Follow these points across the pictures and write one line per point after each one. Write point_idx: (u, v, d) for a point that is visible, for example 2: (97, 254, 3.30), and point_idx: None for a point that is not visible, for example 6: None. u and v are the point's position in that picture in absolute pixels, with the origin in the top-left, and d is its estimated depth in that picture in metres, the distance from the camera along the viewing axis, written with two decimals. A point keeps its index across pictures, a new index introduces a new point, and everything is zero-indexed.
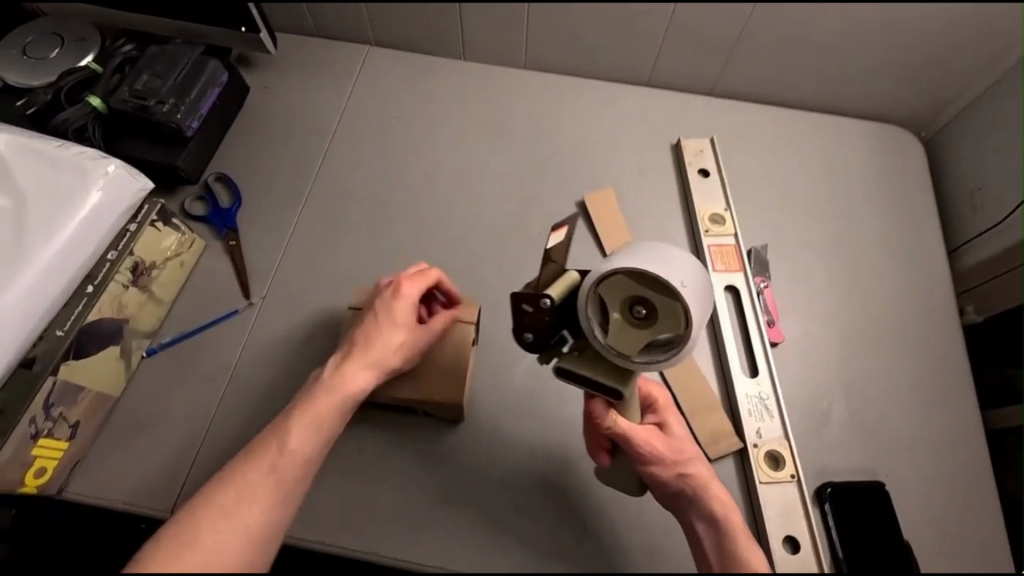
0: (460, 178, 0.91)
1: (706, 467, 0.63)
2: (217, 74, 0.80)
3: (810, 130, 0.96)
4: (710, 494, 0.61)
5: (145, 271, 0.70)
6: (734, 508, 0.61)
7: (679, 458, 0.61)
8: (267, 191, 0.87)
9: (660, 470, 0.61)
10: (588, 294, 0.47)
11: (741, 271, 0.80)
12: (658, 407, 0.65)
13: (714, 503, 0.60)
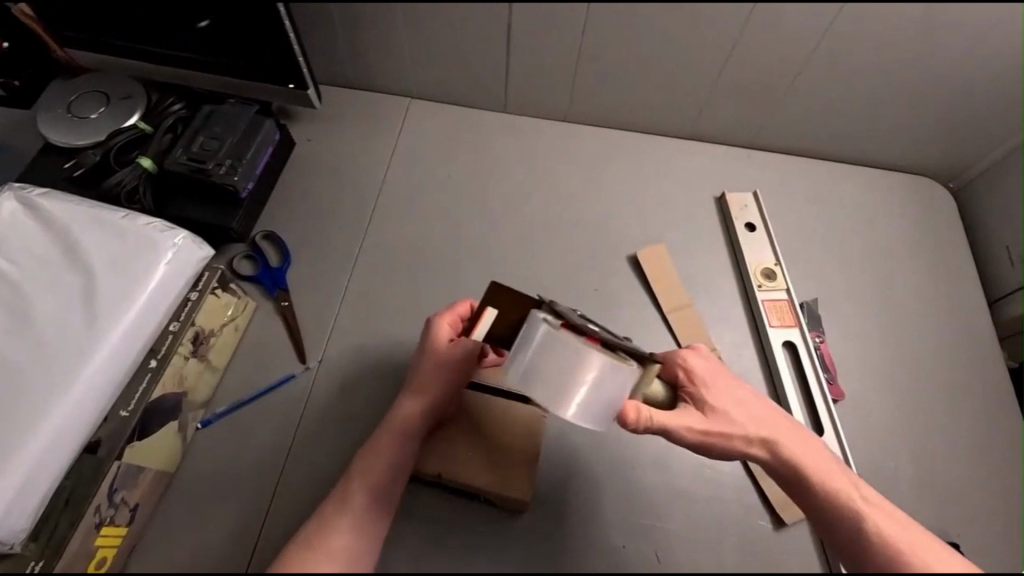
0: (509, 229, 0.91)
1: (747, 415, 0.65)
2: (271, 134, 0.80)
3: (848, 178, 0.98)
4: (762, 441, 0.64)
5: (205, 341, 0.69)
6: (783, 433, 0.65)
7: (721, 427, 0.63)
8: (317, 249, 0.86)
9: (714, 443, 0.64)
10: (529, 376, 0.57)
11: (797, 326, 0.82)
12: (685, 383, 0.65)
13: (769, 449, 0.64)
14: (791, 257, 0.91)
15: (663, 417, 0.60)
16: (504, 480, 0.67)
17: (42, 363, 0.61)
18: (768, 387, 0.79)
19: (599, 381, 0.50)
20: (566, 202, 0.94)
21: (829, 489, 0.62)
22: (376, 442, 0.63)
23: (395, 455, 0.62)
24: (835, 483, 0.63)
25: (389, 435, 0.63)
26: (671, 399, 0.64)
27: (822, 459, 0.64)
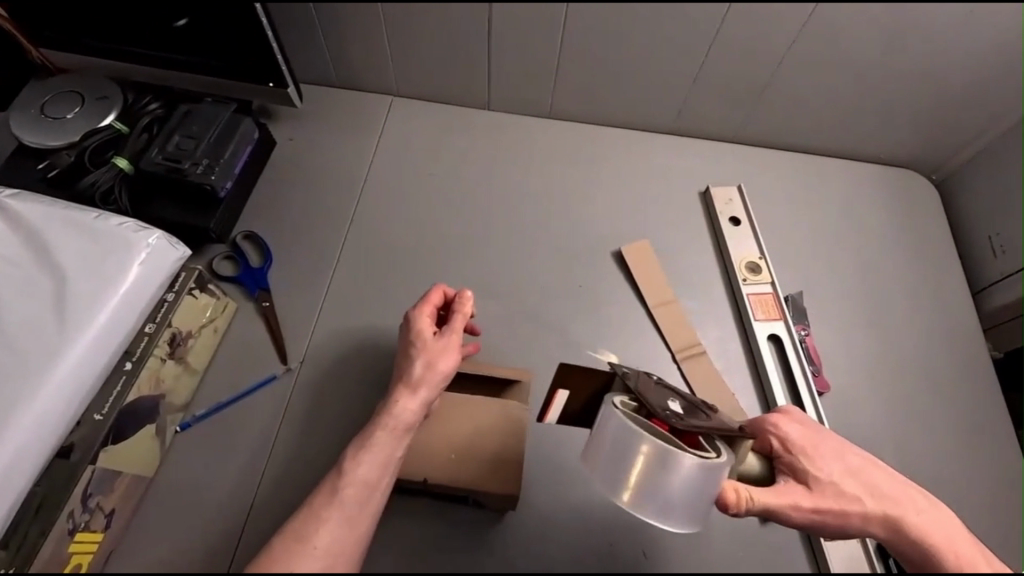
0: (493, 227, 0.90)
1: (860, 488, 0.59)
2: (249, 132, 0.79)
3: (833, 172, 0.98)
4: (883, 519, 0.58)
5: (182, 342, 0.68)
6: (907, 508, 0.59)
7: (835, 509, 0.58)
8: (298, 249, 0.85)
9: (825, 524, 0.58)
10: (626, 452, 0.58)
11: (782, 319, 0.82)
12: (784, 452, 0.60)
13: (886, 526, 0.58)
14: (777, 251, 0.90)
15: (764, 497, 0.56)
16: (489, 480, 0.65)
17: (12, 367, 0.60)
18: (753, 381, 0.79)
19: (686, 475, 0.50)
20: (551, 198, 0.93)
21: (963, 564, 0.56)
22: (369, 440, 0.58)
23: (388, 451, 0.58)
24: (961, 553, 0.57)
25: (385, 436, 0.58)
26: (768, 472, 0.60)
27: (943, 526, 0.59)
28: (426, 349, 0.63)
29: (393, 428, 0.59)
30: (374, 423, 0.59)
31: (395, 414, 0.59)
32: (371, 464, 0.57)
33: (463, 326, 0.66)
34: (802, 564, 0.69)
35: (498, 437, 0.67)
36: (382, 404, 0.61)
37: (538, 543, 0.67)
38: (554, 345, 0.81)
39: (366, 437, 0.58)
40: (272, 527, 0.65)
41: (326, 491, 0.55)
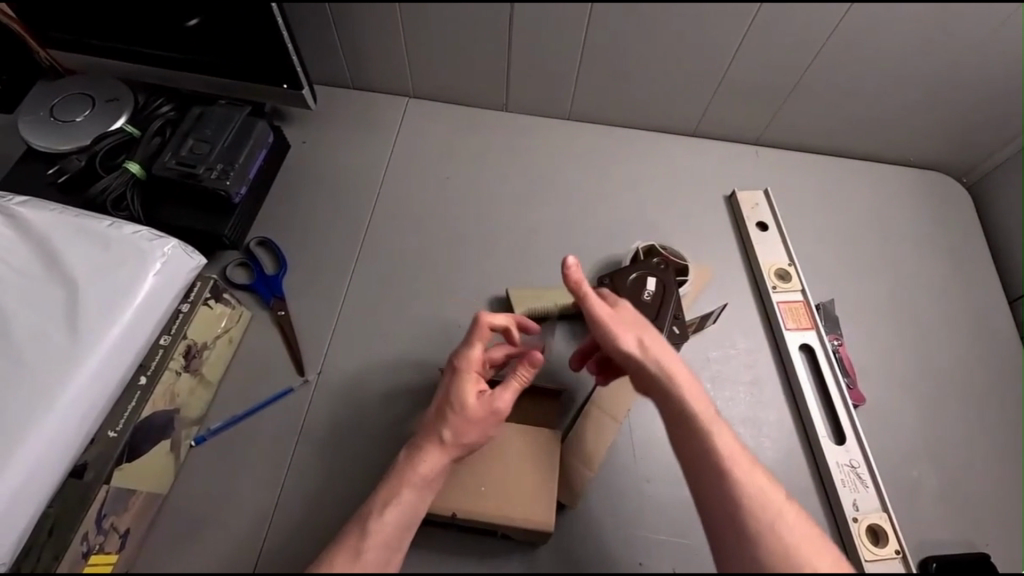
0: (512, 231, 0.87)
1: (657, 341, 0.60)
2: (264, 136, 0.77)
3: (860, 175, 0.95)
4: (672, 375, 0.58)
5: (197, 354, 0.66)
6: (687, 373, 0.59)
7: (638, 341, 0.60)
8: (313, 255, 0.82)
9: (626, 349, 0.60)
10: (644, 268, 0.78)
11: (813, 328, 0.78)
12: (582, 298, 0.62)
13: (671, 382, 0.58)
14: (807, 259, 0.87)
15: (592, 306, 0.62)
16: (518, 513, 0.59)
17: (24, 382, 0.58)
18: (785, 393, 0.75)
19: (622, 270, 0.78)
20: (573, 203, 0.91)
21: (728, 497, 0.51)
22: (394, 496, 0.55)
23: (413, 508, 0.55)
24: (745, 494, 0.51)
25: (413, 489, 0.55)
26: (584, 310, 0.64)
27: (748, 471, 0.53)
28: (464, 413, 0.59)
29: (417, 480, 0.56)
30: (401, 473, 0.57)
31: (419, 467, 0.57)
32: (398, 514, 0.54)
33: (508, 390, 0.60)
34: None
35: (537, 450, 0.63)
36: (406, 456, 0.59)
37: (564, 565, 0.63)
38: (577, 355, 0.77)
39: (386, 489, 0.56)
40: (288, 546, 0.63)
41: (348, 539, 0.52)
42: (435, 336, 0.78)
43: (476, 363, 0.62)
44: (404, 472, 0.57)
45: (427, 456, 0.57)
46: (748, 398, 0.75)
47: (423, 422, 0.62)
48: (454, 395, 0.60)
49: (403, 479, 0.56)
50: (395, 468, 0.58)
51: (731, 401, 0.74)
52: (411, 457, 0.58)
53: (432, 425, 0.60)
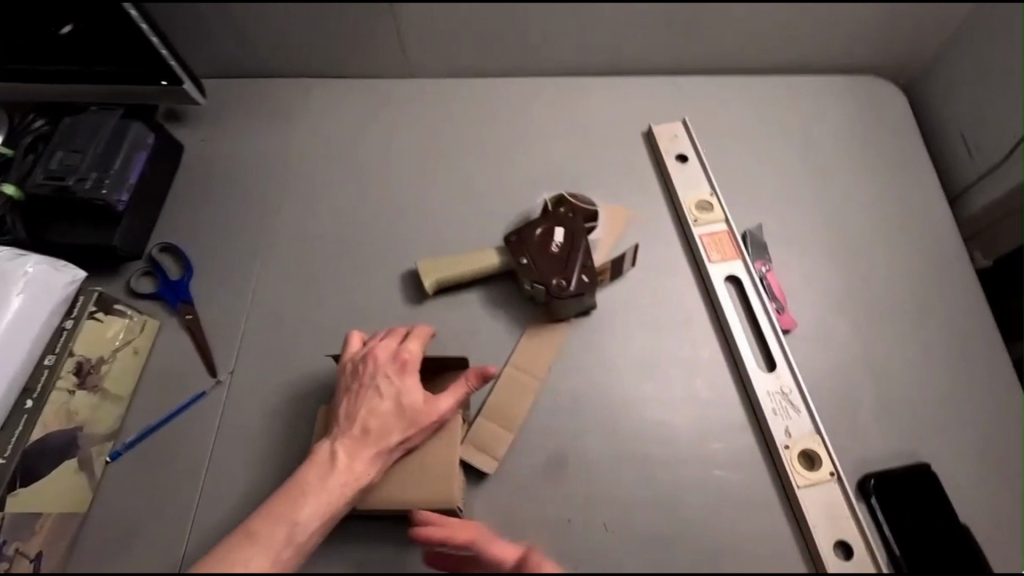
0: (422, 198, 0.84)
1: None
2: (142, 137, 0.73)
3: (785, 90, 0.90)
4: None
5: (91, 369, 0.66)
6: None
7: None
8: (219, 253, 0.80)
9: None
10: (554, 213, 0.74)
11: (739, 258, 0.75)
12: None
13: None
14: (734, 183, 0.82)
15: None
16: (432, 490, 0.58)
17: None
18: (714, 329, 0.72)
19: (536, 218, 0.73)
20: (484, 161, 0.86)
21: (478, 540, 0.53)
22: (330, 498, 0.54)
23: (342, 510, 0.55)
24: None
25: (349, 491, 0.55)
26: None
27: None
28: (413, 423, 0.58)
29: (348, 484, 0.55)
30: (338, 475, 0.55)
31: (350, 470, 0.55)
32: (323, 517, 0.53)
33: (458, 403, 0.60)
34: (781, 519, 0.62)
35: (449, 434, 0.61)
36: (335, 455, 0.56)
37: (493, 530, 0.62)
38: (498, 316, 0.74)
39: (318, 491, 0.54)
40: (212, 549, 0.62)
41: (274, 534, 0.51)
42: (349, 318, 0.75)
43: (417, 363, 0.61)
44: (341, 473, 0.55)
45: (363, 460, 0.56)
46: (675, 338, 0.72)
47: (354, 418, 0.58)
48: (403, 400, 0.59)
49: (338, 480, 0.55)
50: (327, 469, 0.55)
51: (658, 343, 0.72)
52: (347, 461, 0.56)
53: (378, 428, 0.57)
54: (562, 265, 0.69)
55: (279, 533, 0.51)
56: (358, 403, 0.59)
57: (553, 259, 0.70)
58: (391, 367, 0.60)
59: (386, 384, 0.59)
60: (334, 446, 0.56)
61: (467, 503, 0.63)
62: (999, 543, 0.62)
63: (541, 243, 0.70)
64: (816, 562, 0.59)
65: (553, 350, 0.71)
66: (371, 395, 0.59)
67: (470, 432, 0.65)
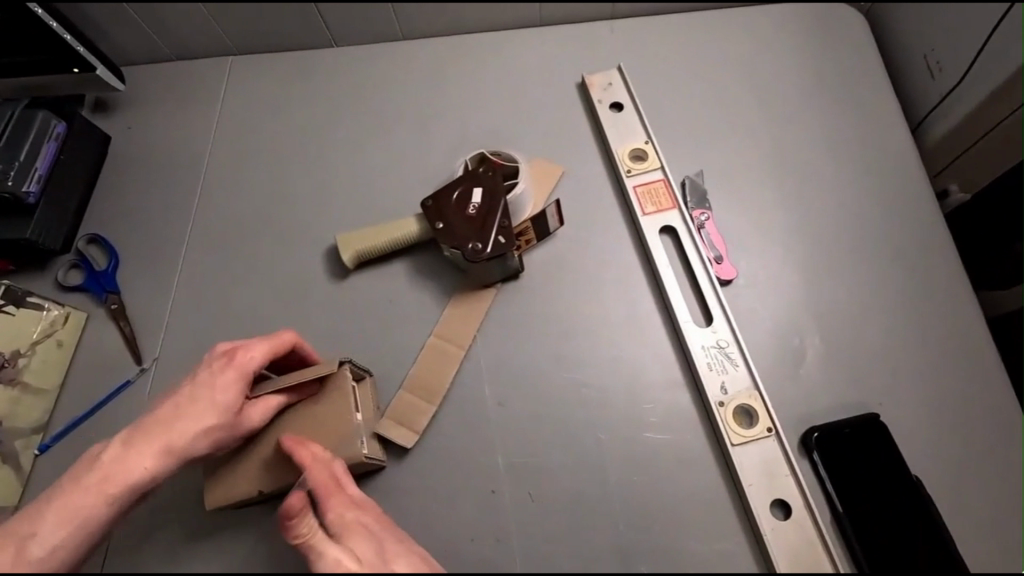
0: (349, 170, 0.81)
1: None
2: (49, 125, 0.72)
3: (732, 24, 0.83)
4: None
5: (7, 364, 0.65)
6: None
7: None
8: (145, 241, 0.78)
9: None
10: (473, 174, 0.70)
11: (675, 208, 0.70)
12: None
13: None
14: (674, 127, 0.76)
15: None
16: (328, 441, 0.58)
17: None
18: (648, 285, 0.68)
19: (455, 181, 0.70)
20: (412, 126, 0.83)
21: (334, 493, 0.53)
22: (86, 497, 0.53)
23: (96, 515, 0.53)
24: None
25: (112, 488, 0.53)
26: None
27: None
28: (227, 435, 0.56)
29: (109, 480, 0.53)
30: (95, 473, 0.53)
31: (128, 462, 0.54)
32: (99, 514, 0.53)
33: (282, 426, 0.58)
34: (715, 479, 0.58)
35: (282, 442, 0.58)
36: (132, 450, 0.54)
37: (416, 503, 0.60)
38: (424, 286, 0.71)
39: (74, 489, 0.53)
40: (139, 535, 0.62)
41: (16, 532, 0.52)
42: (273, 297, 0.73)
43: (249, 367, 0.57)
44: (100, 470, 0.54)
45: (138, 455, 0.54)
46: (606, 295, 0.68)
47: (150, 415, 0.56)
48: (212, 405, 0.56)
49: (94, 478, 0.53)
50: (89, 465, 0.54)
51: (590, 303, 0.68)
52: (120, 455, 0.54)
53: (162, 428, 0.55)
54: (478, 227, 0.65)
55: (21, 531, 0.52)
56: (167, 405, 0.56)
57: (471, 222, 0.66)
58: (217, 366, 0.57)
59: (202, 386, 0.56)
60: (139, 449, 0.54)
61: (387, 478, 0.61)
62: (959, 495, 0.57)
63: (457, 206, 0.67)
64: (751, 523, 0.55)
65: (476, 318, 0.67)
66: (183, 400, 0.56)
67: (388, 406, 0.63)
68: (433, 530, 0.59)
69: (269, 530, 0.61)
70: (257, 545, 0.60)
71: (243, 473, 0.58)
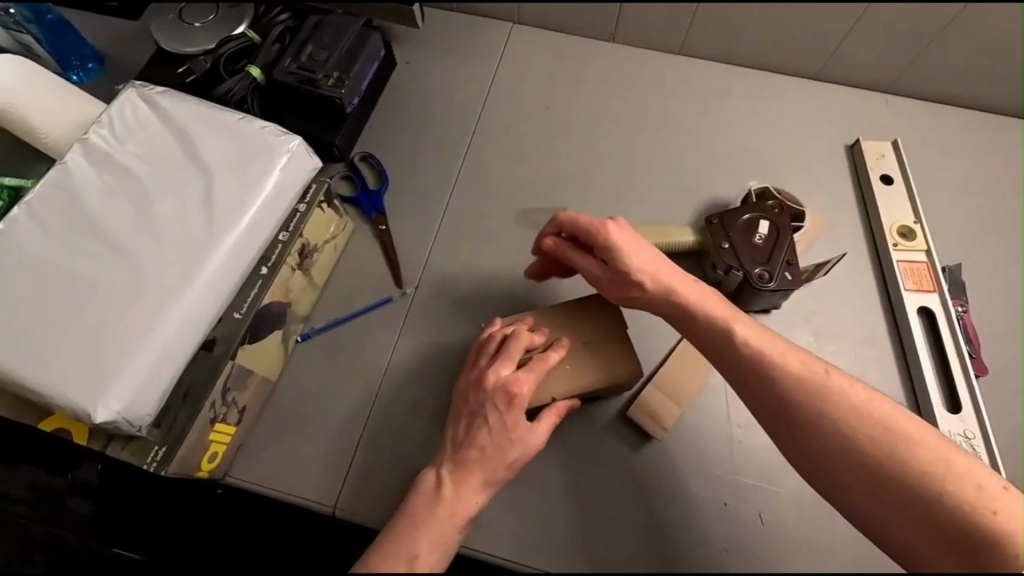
0: (612, 163, 0.84)
1: None
2: (377, 48, 0.77)
3: (1007, 131, 0.85)
4: None
5: (310, 255, 0.68)
6: None
7: None
8: (415, 174, 0.83)
9: (632, 291, 0.62)
10: (762, 203, 0.72)
11: (935, 292, 0.72)
12: None
13: None
14: (936, 217, 0.79)
15: (667, 283, 0.61)
16: (583, 381, 0.62)
17: (144, 273, 0.56)
18: (897, 357, 0.71)
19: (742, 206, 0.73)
20: (678, 138, 0.86)
21: (829, 386, 0.56)
22: (432, 513, 0.53)
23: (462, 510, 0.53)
24: None
25: (448, 522, 0.53)
26: (617, 279, 0.62)
27: None
28: (504, 423, 0.55)
29: (456, 514, 0.53)
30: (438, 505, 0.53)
31: (462, 497, 0.54)
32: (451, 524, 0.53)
33: (557, 417, 0.59)
34: None
35: (599, 364, 0.63)
36: (440, 482, 0.54)
37: (650, 495, 0.64)
38: None
39: (431, 524, 0.52)
40: (387, 444, 0.65)
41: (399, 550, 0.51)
42: (530, 262, 0.77)
43: (518, 395, 0.56)
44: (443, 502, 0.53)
45: (470, 486, 0.54)
46: (856, 355, 0.70)
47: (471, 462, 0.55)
48: (499, 427, 0.55)
49: (438, 510, 0.53)
50: (432, 498, 0.54)
51: (836, 356, 0.70)
52: (458, 485, 0.54)
53: (485, 460, 0.55)
54: (767, 259, 0.68)
55: (402, 548, 0.51)
56: (405, 507, 0.54)
57: (758, 253, 0.69)
58: (501, 398, 0.56)
59: (502, 434, 0.55)
60: (432, 470, 0.56)
61: (628, 461, 0.65)
62: None
63: (742, 233, 0.70)
64: None
65: None
66: (424, 504, 0.53)
67: (639, 395, 0.67)
68: (663, 522, 0.62)
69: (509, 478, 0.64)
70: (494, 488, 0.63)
71: (544, 400, 0.61)
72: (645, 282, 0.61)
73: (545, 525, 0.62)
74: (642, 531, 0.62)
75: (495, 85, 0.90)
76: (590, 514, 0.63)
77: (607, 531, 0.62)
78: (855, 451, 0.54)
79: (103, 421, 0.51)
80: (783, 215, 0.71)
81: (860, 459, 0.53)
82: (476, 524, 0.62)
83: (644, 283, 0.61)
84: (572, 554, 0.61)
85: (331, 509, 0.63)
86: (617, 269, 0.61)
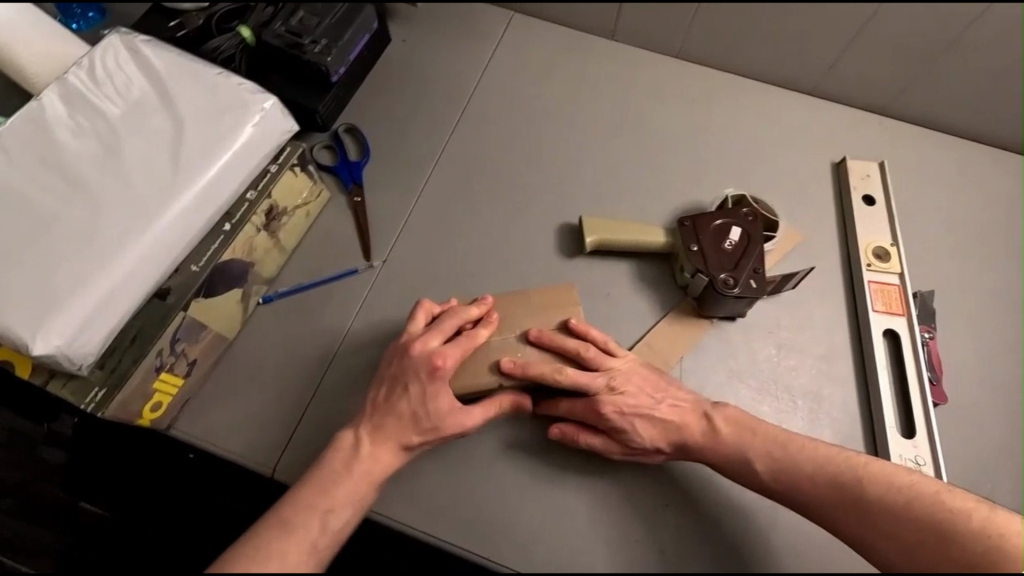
0: (596, 159, 0.84)
1: None
2: (369, 20, 0.78)
3: (996, 165, 0.84)
4: None
5: (276, 216, 0.70)
6: None
7: None
8: (397, 151, 0.83)
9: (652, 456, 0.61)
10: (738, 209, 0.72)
11: (904, 316, 0.72)
12: None
13: None
14: (914, 242, 0.79)
15: (676, 437, 0.61)
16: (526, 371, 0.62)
17: (100, 215, 0.56)
18: (856, 377, 0.70)
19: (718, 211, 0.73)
20: (665, 140, 0.85)
21: (843, 477, 0.57)
22: (352, 467, 0.54)
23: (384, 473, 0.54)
24: None
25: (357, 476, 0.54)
26: (634, 449, 0.61)
27: None
28: (424, 394, 0.57)
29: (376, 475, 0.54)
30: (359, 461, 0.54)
31: (381, 458, 0.55)
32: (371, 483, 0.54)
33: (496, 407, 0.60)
34: None
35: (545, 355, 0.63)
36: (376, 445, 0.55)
37: (593, 490, 0.62)
38: (645, 293, 0.73)
39: (347, 479, 0.53)
40: (334, 412, 0.65)
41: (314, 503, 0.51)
42: (500, 249, 0.76)
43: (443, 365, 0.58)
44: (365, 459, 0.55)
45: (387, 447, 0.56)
46: (815, 371, 0.70)
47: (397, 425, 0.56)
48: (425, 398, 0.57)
49: (357, 467, 0.54)
50: (352, 454, 0.55)
51: (796, 370, 0.70)
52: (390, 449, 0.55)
53: (406, 426, 0.56)
54: (734, 266, 0.68)
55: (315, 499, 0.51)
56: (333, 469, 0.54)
57: (726, 258, 0.69)
58: (424, 369, 0.57)
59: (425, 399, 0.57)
60: (352, 432, 0.57)
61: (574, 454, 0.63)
62: None
63: (712, 237, 0.70)
64: None
65: (685, 341, 0.70)
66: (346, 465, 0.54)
67: None
68: (602, 519, 0.61)
69: (449, 458, 0.63)
70: (433, 467, 0.62)
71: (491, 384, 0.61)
72: (662, 446, 0.61)
73: (481, 508, 0.61)
74: (578, 525, 0.60)
75: (489, 71, 0.90)
76: (527, 503, 0.61)
77: (543, 521, 0.60)
78: (892, 543, 0.55)
79: (41, 354, 0.51)
80: (755, 223, 0.71)
81: (894, 533, 0.55)
82: (409, 502, 0.61)
83: (661, 450, 0.61)
84: (502, 541, 0.59)
85: (268, 471, 0.62)
86: (630, 445, 0.61)
